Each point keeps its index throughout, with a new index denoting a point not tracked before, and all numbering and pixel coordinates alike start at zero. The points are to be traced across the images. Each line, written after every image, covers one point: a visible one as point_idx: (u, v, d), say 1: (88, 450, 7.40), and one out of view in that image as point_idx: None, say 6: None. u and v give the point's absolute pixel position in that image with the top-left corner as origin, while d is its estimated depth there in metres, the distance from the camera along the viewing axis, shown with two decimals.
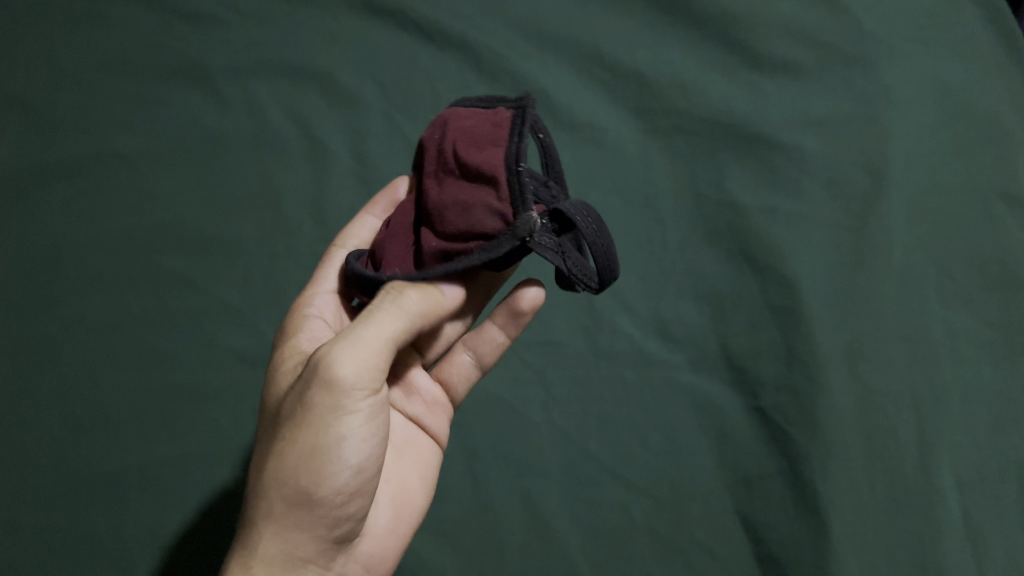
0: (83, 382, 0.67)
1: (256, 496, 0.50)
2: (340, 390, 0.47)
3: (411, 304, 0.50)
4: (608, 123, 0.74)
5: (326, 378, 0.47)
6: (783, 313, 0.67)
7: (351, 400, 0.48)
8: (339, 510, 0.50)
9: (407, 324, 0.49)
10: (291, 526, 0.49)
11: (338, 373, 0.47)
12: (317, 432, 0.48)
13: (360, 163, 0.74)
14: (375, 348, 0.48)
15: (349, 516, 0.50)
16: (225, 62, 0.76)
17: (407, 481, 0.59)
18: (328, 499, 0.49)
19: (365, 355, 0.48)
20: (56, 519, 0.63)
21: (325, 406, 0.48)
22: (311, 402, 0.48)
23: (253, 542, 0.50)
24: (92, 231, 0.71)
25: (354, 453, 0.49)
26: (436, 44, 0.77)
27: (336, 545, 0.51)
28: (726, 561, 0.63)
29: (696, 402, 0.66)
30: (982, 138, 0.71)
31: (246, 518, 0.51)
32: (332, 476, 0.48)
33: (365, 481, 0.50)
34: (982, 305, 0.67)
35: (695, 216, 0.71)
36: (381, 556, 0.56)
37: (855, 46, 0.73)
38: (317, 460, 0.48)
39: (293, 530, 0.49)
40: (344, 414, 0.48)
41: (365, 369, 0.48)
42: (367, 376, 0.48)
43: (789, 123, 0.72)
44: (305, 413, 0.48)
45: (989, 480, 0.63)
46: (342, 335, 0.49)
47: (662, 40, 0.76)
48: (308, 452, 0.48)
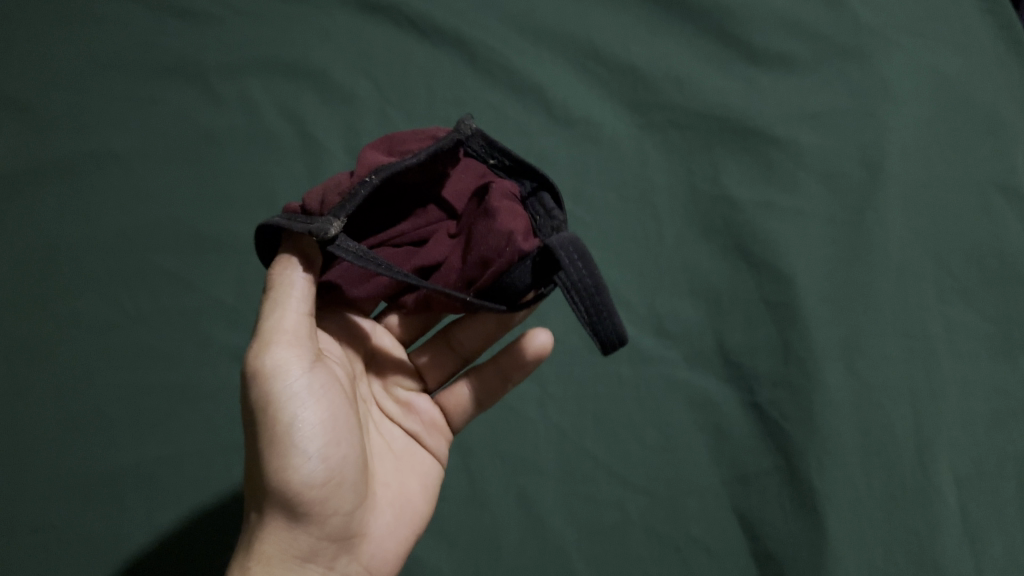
0: (79, 382, 0.67)
1: (248, 509, 0.52)
2: (265, 377, 0.49)
3: (281, 288, 0.51)
4: (604, 118, 0.74)
5: (253, 375, 0.49)
6: (781, 309, 0.67)
7: (278, 386, 0.49)
8: (319, 504, 0.50)
9: (291, 301, 0.51)
10: (280, 528, 0.50)
11: (258, 364, 0.49)
12: (265, 428, 0.49)
13: (354, 159, 0.74)
14: (284, 330, 0.50)
15: (333, 510, 0.51)
16: (218, 60, 0.76)
17: (406, 486, 0.58)
18: (301, 493, 0.49)
19: (276, 340, 0.50)
20: (53, 519, 0.63)
21: (262, 399, 0.49)
22: (249, 404, 0.50)
23: (253, 551, 0.51)
24: (86, 231, 0.71)
25: (309, 440, 0.49)
26: (429, 39, 0.77)
27: (331, 542, 0.51)
28: (723, 558, 0.62)
29: (693, 398, 0.66)
30: (980, 131, 0.70)
31: (246, 535, 0.52)
32: (294, 468, 0.49)
33: (334, 467, 0.50)
34: (980, 299, 0.66)
35: (691, 211, 0.70)
36: (383, 556, 0.55)
37: (851, 39, 0.73)
38: (277, 455, 0.49)
39: (284, 533, 0.50)
40: (284, 401, 0.49)
41: (281, 353, 0.50)
42: (288, 358, 0.50)
43: (785, 117, 0.72)
44: (250, 416, 0.51)
45: (987, 475, 0.62)
46: (254, 335, 0.51)
47: (657, 34, 0.75)
48: (265, 450, 0.49)
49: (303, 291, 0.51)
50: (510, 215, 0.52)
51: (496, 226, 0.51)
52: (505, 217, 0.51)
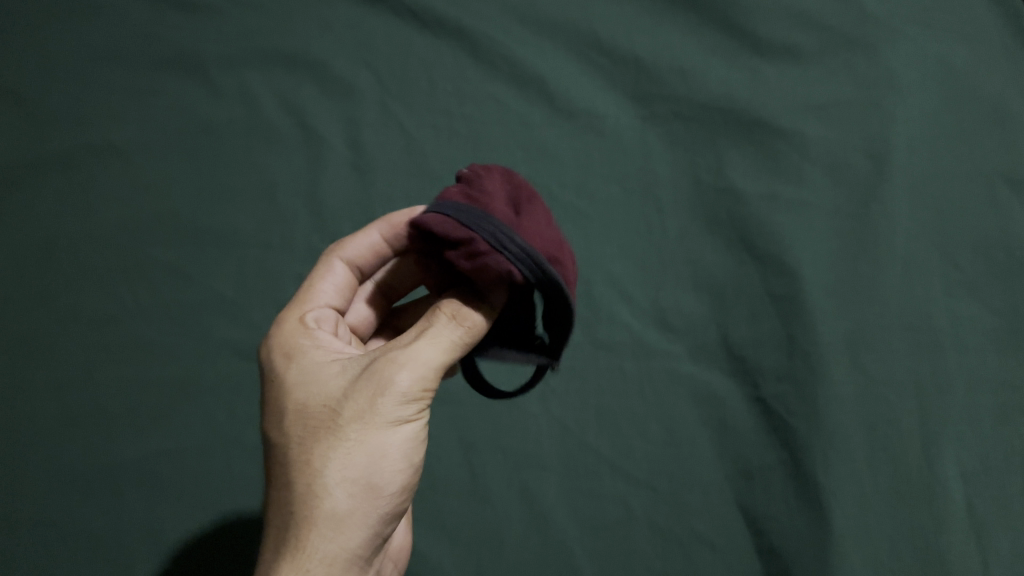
0: (77, 377, 0.66)
1: (306, 506, 0.44)
2: (414, 398, 0.45)
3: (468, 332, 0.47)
4: (607, 110, 0.73)
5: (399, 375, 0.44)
6: (785, 302, 0.66)
7: (422, 398, 0.45)
8: (396, 513, 0.47)
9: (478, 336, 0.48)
10: (356, 531, 0.44)
11: (414, 380, 0.44)
12: (391, 433, 0.45)
13: (355, 152, 0.73)
14: (445, 358, 0.46)
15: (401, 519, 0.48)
16: (218, 51, 0.75)
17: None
18: (395, 498, 0.46)
19: (438, 354, 0.45)
20: (53, 515, 0.63)
21: (398, 414, 0.44)
22: (379, 401, 0.44)
23: (307, 548, 0.43)
24: (85, 224, 0.70)
25: (415, 452, 0.46)
26: (430, 29, 0.76)
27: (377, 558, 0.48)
28: (728, 554, 0.62)
29: (696, 393, 0.65)
30: (986, 121, 0.69)
31: (292, 530, 0.44)
32: (398, 477, 0.45)
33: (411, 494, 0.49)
34: (986, 292, 0.66)
35: (695, 204, 0.70)
36: (402, 552, 0.58)
37: (857, 30, 0.72)
38: (385, 472, 0.45)
39: (360, 540, 0.45)
40: (413, 425, 0.46)
41: (437, 367, 0.45)
42: (437, 377, 0.45)
43: (789, 108, 0.71)
44: (371, 411, 0.44)
45: (994, 470, 0.62)
46: (410, 347, 0.45)
47: (661, 25, 0.74)
48: (377, 463, 0.44)
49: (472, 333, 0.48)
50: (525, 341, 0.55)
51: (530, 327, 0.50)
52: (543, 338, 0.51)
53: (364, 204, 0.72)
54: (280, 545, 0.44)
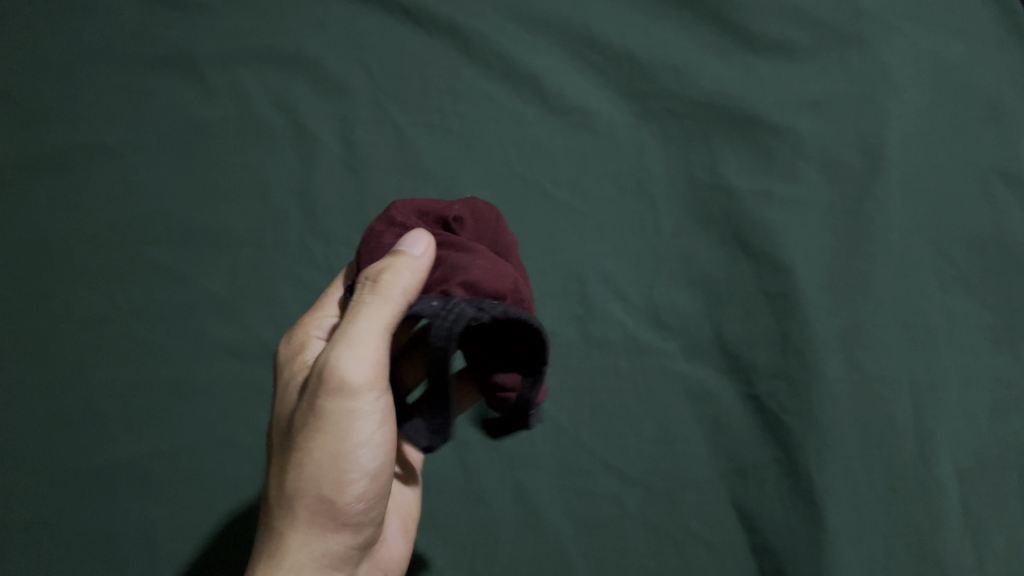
0: (71, 377, 0.66)
1: (277, 507, 0.49)
2: (345, 391, 0.46)
3: (391, 276, 0.46)
4: (600, 107, 0.73)
5: (331, 383, 0.46)
6: (779, 300, 0.66)
7: (359, 402, 0.47)
8: (360, 516, 0.50)
9: (403, 281, 0.46)
10: (317, 535, 0.49)
11: (340, 374, 0.46)
12: (336, 441, 0.47)
13: (348, 150, 0.73)
14: (373, 342, 0.46)
15: (371, 520, 0.51)
16: (211, 50, 0.75)
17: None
18: (353, 503, 0.49)
19: (365, 348, 0.46)
20: (47, 516, 0.62)
21: (336, 410, 0.47)
22: (320, 409, 0.47)
23: (275, 553, 0.48)
24: (78, 224, 0.70)
25: (368, 456, 0.49)
26: (423, 27, 0.75)
27: (358, 551, 0.52)
28: (722, 552, 0.62)
29: (690, 391, 0.65)
30: (982, 117, 0.69)
31: (269, 531, 0.50)
32: (350, 483, 0.49)
33: (382, 485, 0.51)
34: (981, 289, 0.65)
35: (689, 200, 0.69)
36: (392, 557, 0.60)
37: (851, 26, 0.71)
38: (336, 468, 0.48)
39: (323, 542, 0.49)
40: (354, 419, 0.47)
41: (366, 361, 0.46)
42: (371, 375, 0.47)
43: (783, 104, 0.71)
44: (315, 422, 0.48)
45: (989, 467, 0.61)
46: (335, 338, 0.47)
47: (654, 22, 0.74)
48: (326, 460, 0.48)
49: (418, 272, 0.46)
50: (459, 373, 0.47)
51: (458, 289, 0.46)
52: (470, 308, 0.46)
53: (356, 202, 0.72)
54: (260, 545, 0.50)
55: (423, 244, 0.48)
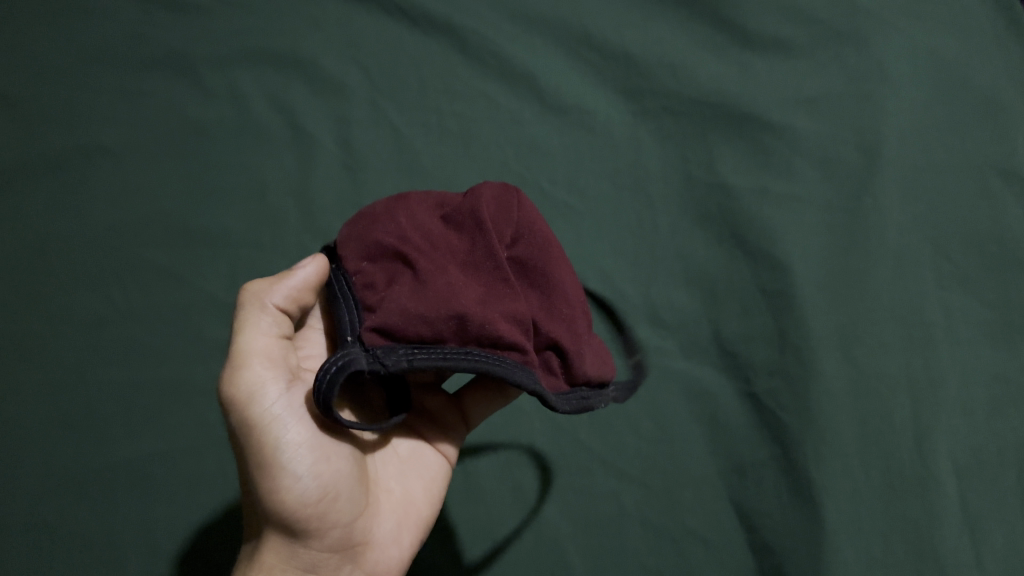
0: (70, 379, 0.66)
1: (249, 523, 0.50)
2: (240, 404, 0.45)
3: (256, 291, 0.47)
4: (597, 106, 0.73)
5: (228, 403, 0.45)
6: (776, 297, 0.66)
7: (258, 409, 0.45)
8: (316, 520, 0.47)
9: (269, 291, 0.47)
10: (279, 546, 0.48)
11: (229, 390, 0.45)
12: (253, 453, 0.45)
13: (345, 150, 0.73)
14: (254, 353, 0.46)
15: (331, 523, 0.48)
16: (208, 51, 0.75)
17: (411, 489, 0.55)
18: (299, 508, 0.46)
19: (246, 360, 0.45)
20: (46, 518, 0.62)
21: (242, 425, 0.45)
22: (232, 429, 0.47)
23: (252, 561, 0.49)
24: (76, 226, 0.70)
25: (293, 458, 0.45)
26: (419, 27, 0.75)
27: (332, 555, 0.49)
28: (720, 550, 0.62)
29: (688, 389, 0.65)
30: (979, 112, 0.69)
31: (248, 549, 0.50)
32: (286, 489, 0.46)
33: (329, 484, 0.47)
34: (979, 285, 0.65)
35: (686, 198, 0.69)
36: (387, 564, 0.52)
37: (848, 23, 0.71)
38: (265, 478, 0.46)
39: (286, 546, 0.48)
40: (265, 427, 0.45)
41: (258, 371, 0.45)
42: (260, 381, 0.45)
43: (780, 102, 0.70)
44: (236, 441, 0.47)
45: (988, 463, 0.61)
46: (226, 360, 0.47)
47: (650, 20, 0.74)
48: (254, 473, 0.46)
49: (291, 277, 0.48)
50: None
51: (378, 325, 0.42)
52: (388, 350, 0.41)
53: (353, 202, 0.72)
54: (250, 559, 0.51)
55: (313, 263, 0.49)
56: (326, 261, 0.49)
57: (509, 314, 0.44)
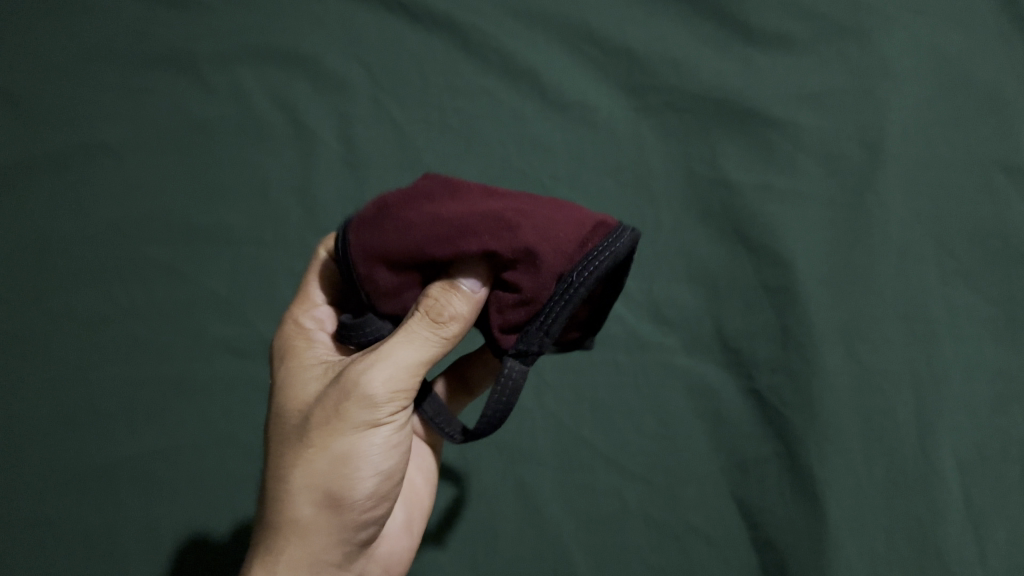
0: (73, 375, 0.66)
1: (276, 502, 0.48)
2: (374, 400, 0.45)
3: (450, 313, 0.44)
4: (599, 102, 0.73)
5: (360, 390, 0.45)
6: (779, 293, 0.66)
7: (386, 413, 0.46)
8: (368, 517, 0.49)
9: (460, 320, 0.45)
10: (319, 533, 0.47)
11: (376, 384, 0.45)
12: (355, 443, 0.47)
13: (347, 147, 0.73)
14: (412, 360, 0.45)
15: (376, 521, 0.50)
16: (209, 47, 0.74)
17: (414, 480, 0.59)
18: (358, 506, 0.48)
19: (395, 359, 0.45)
20: (51, 515, 0.63)
21: (362, 418, 0.46)
22: (345, 414, 0.46)
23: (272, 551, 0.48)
24: (79, 223, 0.70)
25: (382, 460, 0.48)
26: (420, 22, 0.75)
27: (359, 550, 0.50)
28: (723, 546, 0.62)
29: (691, 386, 0.65)
30: (982, 108, 0.68)
31: (267, 525, 0.49)
32: (360, 484, 0.48)
33: (392, 487, 0.50)
34: (982, 281, 0.65)
35: (689, 195, 0.69)
36: (397, 556, 0.56)
37: (852, 17, 0.71)
38: (348, 470, 0.47)
39: (323, 540, 0.48)
40: (377, 426, 0.47)
41: (405, 378, 0.45)
42: (403, 390, 0.46)
43: (783, 98, 0.70)
44: (338, 424, 0.46)
45: (991, 460, 0.61)
46: (377, 348, 0.45)
47: (652, 15, 0.73)
48: (340, 463, 0.47)
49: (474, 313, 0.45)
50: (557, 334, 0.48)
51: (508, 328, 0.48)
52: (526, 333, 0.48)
53: (355, 199, 0.72)
54: (257, 534, 0.49)
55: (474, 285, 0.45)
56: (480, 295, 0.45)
57: (551, 237, 0.43)
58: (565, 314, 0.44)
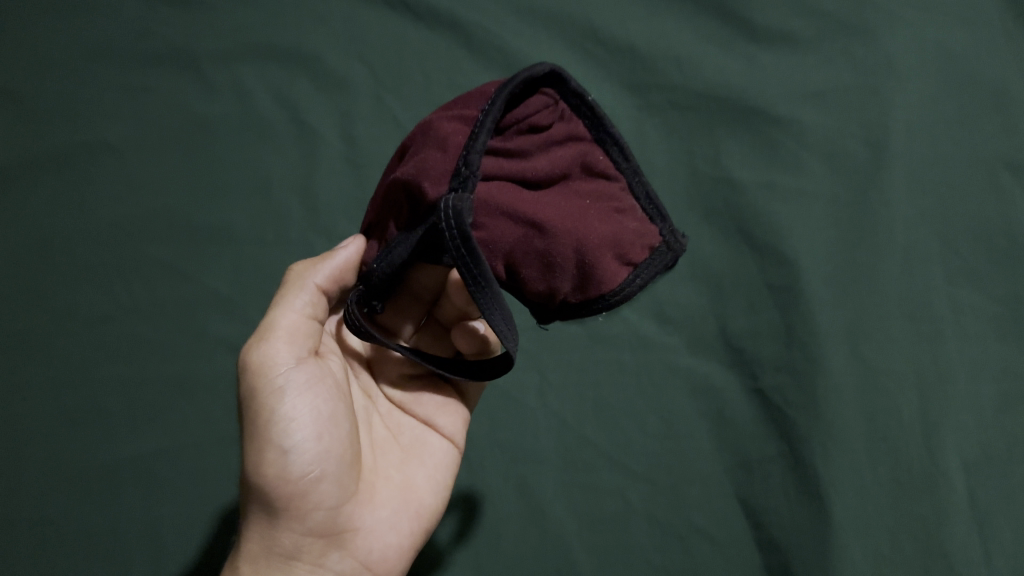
0: (75, 375, 0.66)
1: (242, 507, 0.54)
2: (252, 371, 0.51)
3: (297, 271, 0.54)
4: (603, 100, 0.72)
5: (242, 369, 0.51)
6: (784, 292, 0.65)
7: (264, 380, 0.50)
8: (299, 497, 0.50)
9: (309, 271, 0.53)
10: (261, 525, 0.51)
11: (250, 360, 0.51)
12: (251, 421, 0.50)
13: (349, 146, 0.73)
14: (280, 327, 0.52)
15: (313, 504, 0.50)
16: (211, 45, 0.74)
17: (411, 478, 0.57)
18: (279, 486, 0.49)
19: (271, 336, 0.51)
20: (51, 515, 0.63)
21: (248, 393, 0.51)
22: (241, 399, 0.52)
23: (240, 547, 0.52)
24: (80, 222, 0.70)
25: (290, 433, 0.49)
26: (423, 21, 0.75)
27: (317, 539, 0.51)
28: (727, 546, 0.61)
29: (695, 385, 0.65)
30: (986, 107, 0.68)
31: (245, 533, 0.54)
32: (270, 464, 0.49)
33: (314, 463, 0.50)
34: (988, 280, 0.65)
35: (692, 194, 0.69)
36: (383, 552, 0.54)
37: (855, 15, 0.70)
38: (254, 449, 0.50)
39: (264, 529, 0.50)
40: (266, 395, 0.50)
41: (274, 345, 0.51)
42: (276, 353, 0.51)
43: (788, 96, 0.70)
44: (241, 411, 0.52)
45: (996, 460, 0.61)
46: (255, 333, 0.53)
47: (656, 13, 0.73)
48: (249, 443, 0.50)
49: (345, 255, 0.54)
50: (595, 218, 0.50)
51: (526, 205, 0.49)
52: (542, 206, 0.49)
53: (357, 198, 0.72)
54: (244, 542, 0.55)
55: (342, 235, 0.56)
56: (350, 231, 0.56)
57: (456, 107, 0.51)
58: (482, 135, 0.47)
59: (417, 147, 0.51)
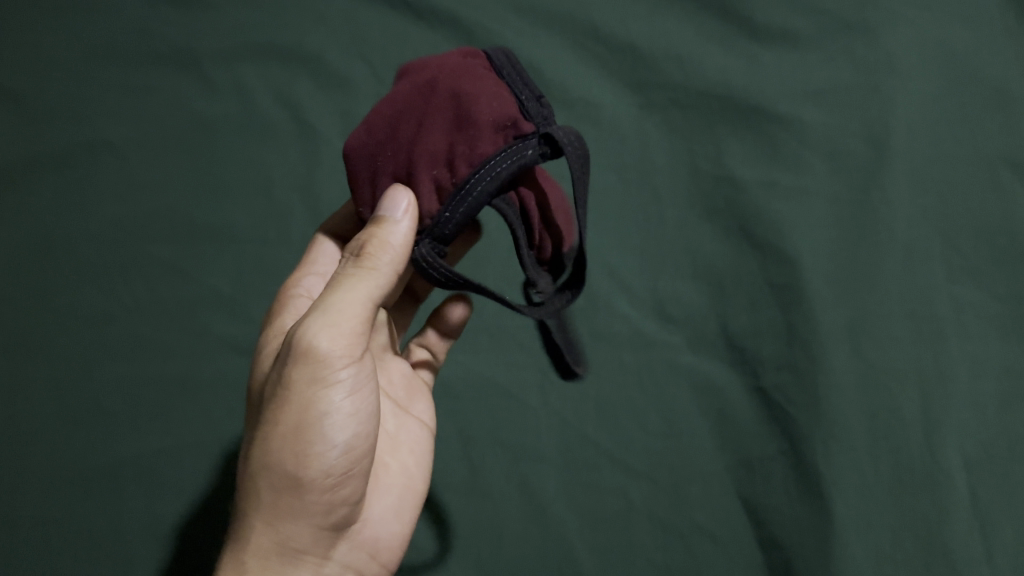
0: (77, 375, 0.66)
1: (242, 492, 0.51)
2: (315, 357, 0.47)
3: (374, 253, 0.48)
4: (604, 99, 0.72)
5: (301, 352, 0.47)
6: (785, 291, 0.65)
7: (331, 371, 0.48)
8: (330, 494, 0.50)
9: (380, 254, 0.48)
10: (280, 519, 0.50)
11: (314, 344, 0.47)
12: (302, 412, 0.48)
13: None
14: (348, 314, 0.48)
15: (342, 501, 0.51)
16: (212, 44, 0.74)
17: (407, 465, 0.60)
18: (318, 482, 0.49)
19: (337, 320, 0.48)
20: (54, 514, 0.63)
21: (304, 379, 0.48)
22: (290, 381, 0.48)
23: (245, 540, 0.51)
24: (82, 221, 0.70)
25: (339, 430, 0.49)
26: (424, 20, 0.75)
27: (331, 534, 0.52)
28: (729, 544, 0.61)
29: (696, 384, 0.65)
30: (988, 104, 0.68)
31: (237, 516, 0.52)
32: (318, 461, 0.49)
33: (354, 462, 0.51)
34: (989, 278, 0.64)
35: (693, 192, 0.69)
36: (387, 541, 0.57)
37: (857, 13, 0.70)
38: (299, 441, 0.48)
39: (285, 524, 0.50)
40: (324, 386, 0.48)
41: (341, 335, 0.48)
42: (346, 343, 0.48)
43: (789, 94, 0.70)
44: (285, 393, 0.49)
45: (998, 458, 0.61)
46: (311, 309, 0.49)
47: (657, 11, 0.73)
48: (292, 435, 0.48)
49: (408, 234, 0.48)
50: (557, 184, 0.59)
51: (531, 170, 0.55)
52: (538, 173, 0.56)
53: None
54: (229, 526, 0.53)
55: (402, 201, 0.48)
56: (402, 190, 0.49)
57: (454, 59, 0.51)
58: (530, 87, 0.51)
59: (461, 93, 0.48)
